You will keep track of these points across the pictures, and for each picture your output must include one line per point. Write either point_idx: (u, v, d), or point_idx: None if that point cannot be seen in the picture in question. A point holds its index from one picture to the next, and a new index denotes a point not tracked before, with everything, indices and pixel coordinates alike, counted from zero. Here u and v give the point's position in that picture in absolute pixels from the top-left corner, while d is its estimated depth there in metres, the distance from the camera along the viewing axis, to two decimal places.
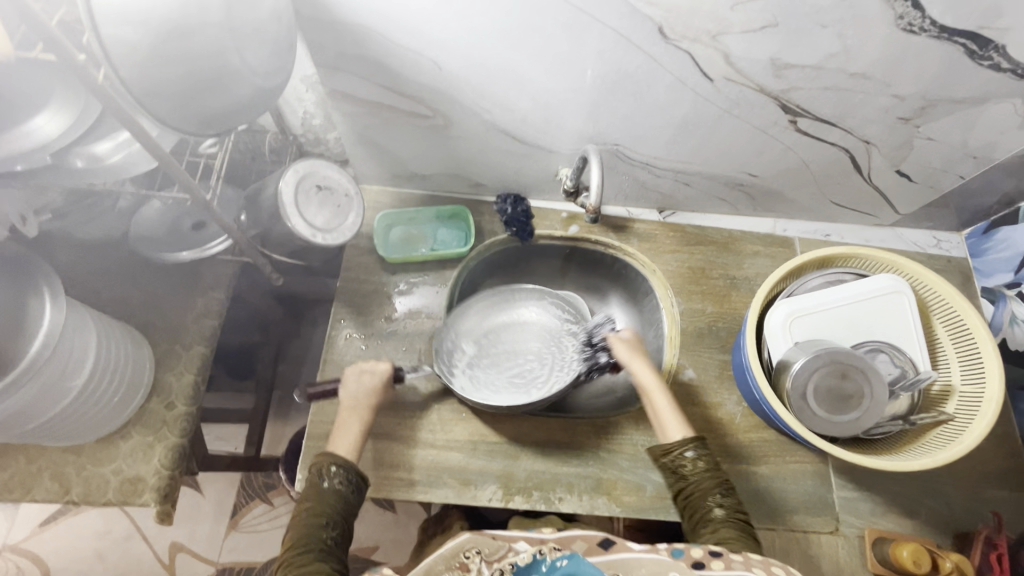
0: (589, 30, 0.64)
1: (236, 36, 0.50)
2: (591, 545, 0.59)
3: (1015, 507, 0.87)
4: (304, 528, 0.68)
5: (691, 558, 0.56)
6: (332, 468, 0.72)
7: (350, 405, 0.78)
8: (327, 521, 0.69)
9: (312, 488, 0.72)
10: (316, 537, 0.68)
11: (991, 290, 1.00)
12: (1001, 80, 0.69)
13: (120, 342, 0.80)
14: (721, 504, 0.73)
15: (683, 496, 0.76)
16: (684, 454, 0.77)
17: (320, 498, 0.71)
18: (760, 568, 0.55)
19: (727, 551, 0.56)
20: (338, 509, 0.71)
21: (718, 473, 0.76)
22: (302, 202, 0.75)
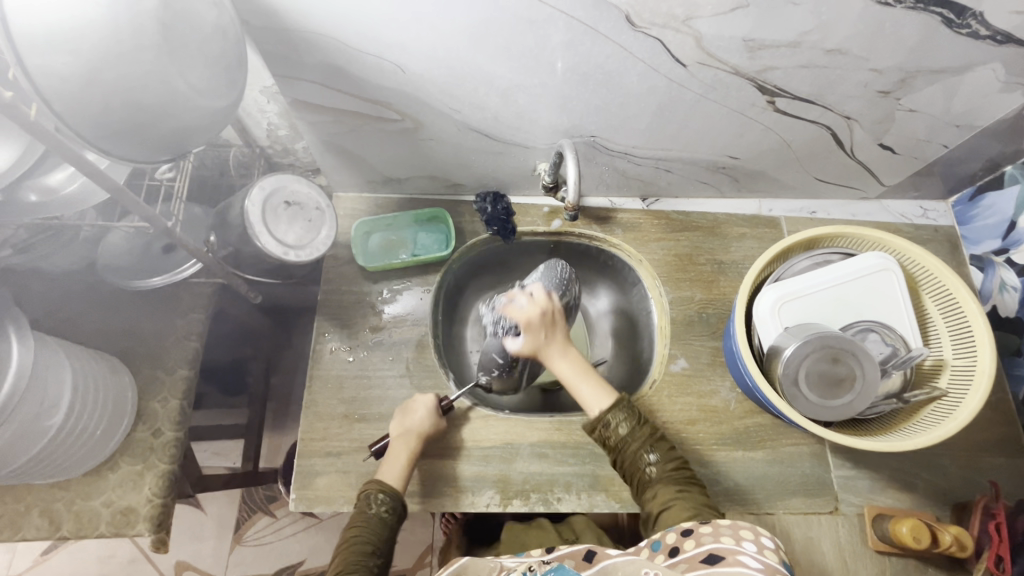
0: (554, 22, 0.61)
1: (177, 59, 0.48)
2: (578, 560, 0.60)
3: (1011, 473, 0.88)
4: (351, 554, 0.68)
5: (667, 546, 0.57)
6: (379, 496, 0.73)
7: (399, 437, 0.78)
8: (374, 548, 0.70)
9: (358, 515, 0.72)
10: (364, 564, 0.68)
11: (980, 257, 1.00)
12: (980, 48, 0.68)
13: (99, 374, 0.78)
14: (654, 462, 0.72)
15: (621, 461, 0.74)
16: (611, 419, 0.74)
17: (367, 526, 0.71)
18: (730, 537, 0.54)
19: (699, 525, 0.56)
20: (383, 535, 0.72)
21: (646, 427, 0.74)
22: (270, 220, 0.73)
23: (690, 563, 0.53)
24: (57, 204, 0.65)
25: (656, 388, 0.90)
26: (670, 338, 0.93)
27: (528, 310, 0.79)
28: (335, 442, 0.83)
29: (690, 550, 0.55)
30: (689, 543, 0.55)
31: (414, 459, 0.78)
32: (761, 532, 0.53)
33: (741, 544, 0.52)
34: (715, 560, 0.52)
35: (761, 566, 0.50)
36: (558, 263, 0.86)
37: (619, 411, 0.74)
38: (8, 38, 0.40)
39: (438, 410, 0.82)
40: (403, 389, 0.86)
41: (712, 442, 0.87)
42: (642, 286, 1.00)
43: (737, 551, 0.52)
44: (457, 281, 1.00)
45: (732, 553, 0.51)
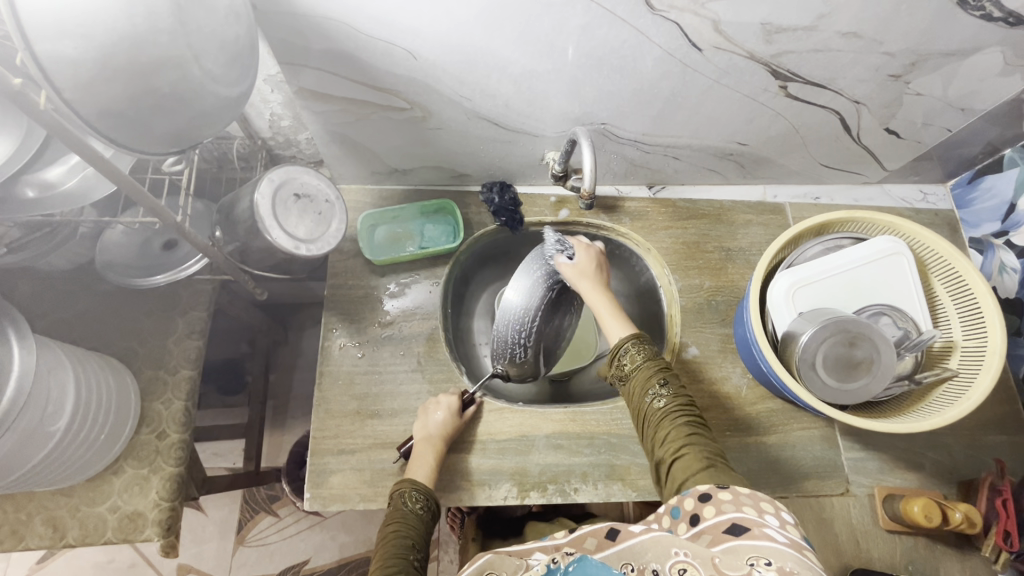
0: (572, 5, 0.60)
1: (193, 42, 0.46)
2: (600, 539, 0.56)
3: (1013, 451, 0.90)
4: (395, 547, 0.66)
5: (687, 514, 0.57)
6: (412, 492, 0.72)
7: (425, 438, 0.78)
8: (415, 542, 0.68)
9: (395, 513, 0.71)
10: (405, 556, 0.65)
11: (979, 240, 1.02)
12: (991, 31, 0.68)
13: (101, 376, 0.75)
14: (663, 398, 0.70)
15: (630, 398, 0.73)
16: (624, 352, 0.75)
17: (406, 521, 0.70)
18: (752, 508, 0.53)
19: (717, 492, 0.56)
20: (421, 531, 0.70)
21: (657, 359, 0.73)
22: (280, 213, 0.70)
23: (714, 533, 0.53)
24: (56, 201, 0.62)
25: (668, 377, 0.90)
26: (680, 326, 0.93)
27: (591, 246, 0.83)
28: (349, 439, 0.81)
29: (711, 518, 0.54)
30: (709, 511, 0.55)
31: (441, 460, 0.78)
32: (784, 504, 0.52)
33: (763, 516, 0.52)
34: (740, 532, 0.51)
35: (787, 539, 0.49)
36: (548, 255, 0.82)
37: (637, 342, 0.75)
38: (16, 22, 0.38)
39: (459, 411, 0.81)
40: (415, 384, 0.85)
41: (725, 429, 0.87)
42: (650, 275, 1.00)
43: (762, 524, 0.51)
44: (464, 273, 0.98)
45: (758, 525, 0.51)
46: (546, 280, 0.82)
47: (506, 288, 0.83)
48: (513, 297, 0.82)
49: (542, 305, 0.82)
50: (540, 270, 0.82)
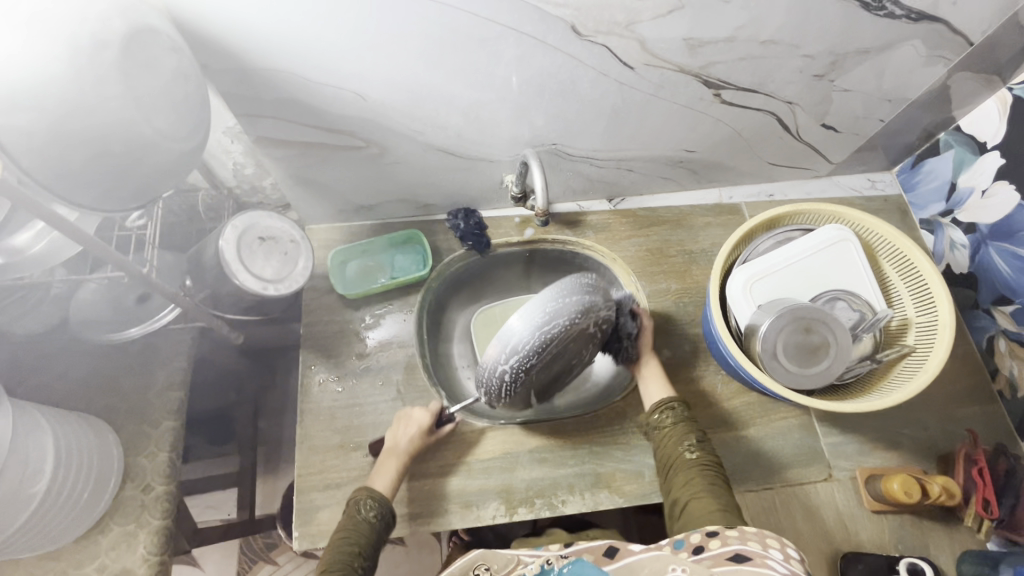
0: (504, 38, 0.64)
1: (143, 105, 0.49)
2: (597, 556, 0.56)
3: (986, 421, 0.92)
4: (339, 552, 0.67)
5: (690, 546, 0.54)
6: (368, 501, 0.73)
7: (393, 449, 0.79)
8: (361, 549, 0.69)
9: (349, 519, 0.72)
10: (349, 562, 0.67)
11: (928, 221, 1.06)
12: (898, 27, 0.73)
13: (79, 434, 0.75)
14: (694, 451, 0.73)
15: (660, 447, 0.76)
16: (664, 403, 0.79)
17: (355, 528, 0.71)
18: (757, 541, 0.52)
19: (725, 528, 0.54)
20: (370, 539, 0.70)
21: (692, 422, 0.77)
22: (246, 256, 0.73)
23: (716, 560, 0.51)
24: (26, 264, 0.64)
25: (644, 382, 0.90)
26: (652, 330, 0.94)
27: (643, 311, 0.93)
28: (334, 473, 0.82)
29: (714, 549, 0.53)
30: (715, 543, 0.53)
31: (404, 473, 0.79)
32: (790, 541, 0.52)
33: (769, 549, 0.51)
34: (742, 559, 0.50)
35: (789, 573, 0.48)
36: (576, 283, 0.74)
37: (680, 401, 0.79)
38: None
39: (428, 432, 0.82)
40: (396, 412, 0.86)
41: (705, 426, 0.89)
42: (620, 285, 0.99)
43: (764, 556, 0.50)
44: (437, 298, 0.97)
45: (761, 557, 0.50)
46: (557, 321, 0.72)
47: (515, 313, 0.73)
48: (517, 324, 0.72)
49: (544, 344, 0.73)
50: (557, 305, 0.72)
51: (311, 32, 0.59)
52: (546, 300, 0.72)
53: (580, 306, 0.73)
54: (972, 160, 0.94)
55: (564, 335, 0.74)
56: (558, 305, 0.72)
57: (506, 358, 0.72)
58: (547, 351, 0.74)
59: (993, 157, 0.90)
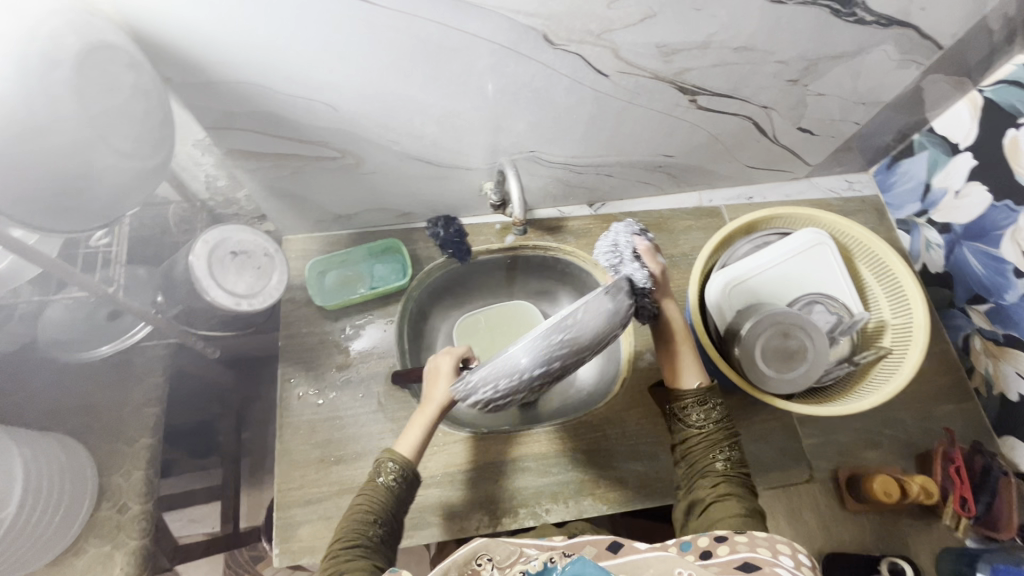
0: (476, 48, 0.63)
1: (98, 124, 0.47)
2: (600, 549, 0.52)
3: (964, 419, 0.93)
4: (355, 521, 0.65)
5: (698, 549, 0.52)
6: (389, 464, 0.69)
7: (428, 400, 0.73)
8: (376, 517, 0.66)
9: (369, 483, 0.69)
10: (365, 530, 0.64)
11: (905, 221, 1.07)
12: (870, 32, 0.74)
13: (50, 456, 0.74)
14: (726, 458, 0.67)
15: (686, 443, 0.69)
16: (699, 404, 0.70)
17: (373, 494, 0.67)
18: (767, 549, 0.50)
19: (733, 534, 0.52)
20: (389, 503, 0.67)
21: (729, 424, 0.69)
22: (218, 271, 0.72)
23: (724, 567, 0.49)
24: None
25: (627, 389, 0.90)
26: (634, 335, 0.92)
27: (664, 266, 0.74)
28: (315, 488, 0.81)
29: (723, 557, 0.50)
30: (723, 549, 0.51)
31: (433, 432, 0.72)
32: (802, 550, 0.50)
33: (778, 557, 0.49)
34: (750, 569, 0.48)
35: None
36: (608, 307, 0.56)
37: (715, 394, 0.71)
38: None
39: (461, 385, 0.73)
40: (377, 424, 0.85)
41: None
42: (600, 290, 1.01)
43: (774, 564, 0.48)
44: (420, 307, 0.98)
45: (771, 566, 0.48)
46: (575, 357, 0.56)
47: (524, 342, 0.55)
48: (525, 355, 0.55)
49: (550, 379, 0.57)
50: (581, 340, 0.55)
51: (279, 45, 0.58)
52: (568, 335, 0.55)
53: (606, 340, 0.57)
54: (946, 161, 0.95)
55: (582, 361, 0.57)
56: (580, 342, 0.55)
57: (501, 392, 0.56)
58: (552, 384, 0.59)
59: (965, 157, 0.91)
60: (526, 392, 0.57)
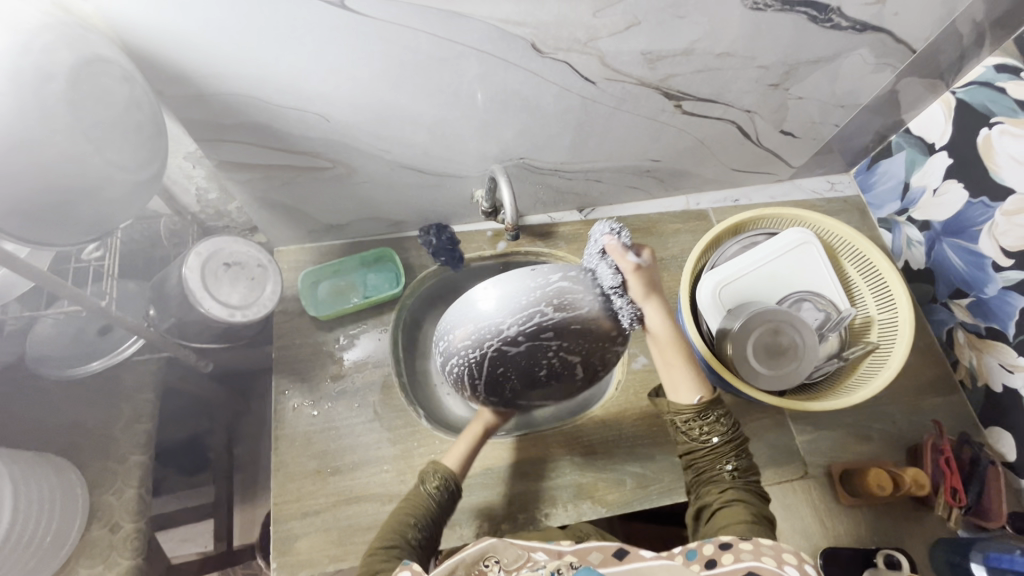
0: (466, 57, 0.65)
1: (93, 138, 0.48)
2: (606, 555, 0.51)
3: (951, 411, 0.95)
4: (395, 522, 0.67)
5: (704, 557, 0.52)
6: (432, 472, 0.73)
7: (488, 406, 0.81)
8: (416, 521, 0.67)
9: (412, 491, 0.72)
10: (403, 534, 0.66)
11: (886, 220, 1.10)
12: (845, 37, 0.76)
13: (39, 476, 0.72)
14: (733, 467, 0.66)
15: (693, 453, 0.69)
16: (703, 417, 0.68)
17: (416, 499, 0.70)
18: (771, 559, 0.51)
19: (738, 542, 0.53)
20: (429, 511, 0.69)
21: (737, 433, 0.68)
22: (211, 283, 0.72)
23: None
24: None
25: (621, 391, 0.91)
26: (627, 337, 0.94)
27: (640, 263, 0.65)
28: (312, 500, 0.80)
29: (728, 565, 0.51)
30: (727, 557, 0.51)
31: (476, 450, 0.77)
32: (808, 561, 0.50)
33: (782, 568, 0.50)
34: None
35: None
36: (571, 278, 0.62)
37: (716, 412, 0.68)
38: None
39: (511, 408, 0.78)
40: (373, 433, 0.85)
41: None
42: None
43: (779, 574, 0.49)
44: (414, 315, 0.98)
45: None
46: (536, 311, 0.59)
47: (490, 289, 0.62)
48: (492, 303, 0.60)
49: (514, 335, 0.59)
50: (539, 292, 0.60)
51: (271, 56, 0.59)
52: (530, 287, 0.60)
53: (568, 303, 0.60)
54: (923, 160, 0.98)
55: (545, 333, 0.60)
56: (540, 296, 0.60)
57: (466, 342, 0.61)
58: (519, 340, 0.59)
59: (941, 157, 0.94)
60: (490, 347, 0.61)
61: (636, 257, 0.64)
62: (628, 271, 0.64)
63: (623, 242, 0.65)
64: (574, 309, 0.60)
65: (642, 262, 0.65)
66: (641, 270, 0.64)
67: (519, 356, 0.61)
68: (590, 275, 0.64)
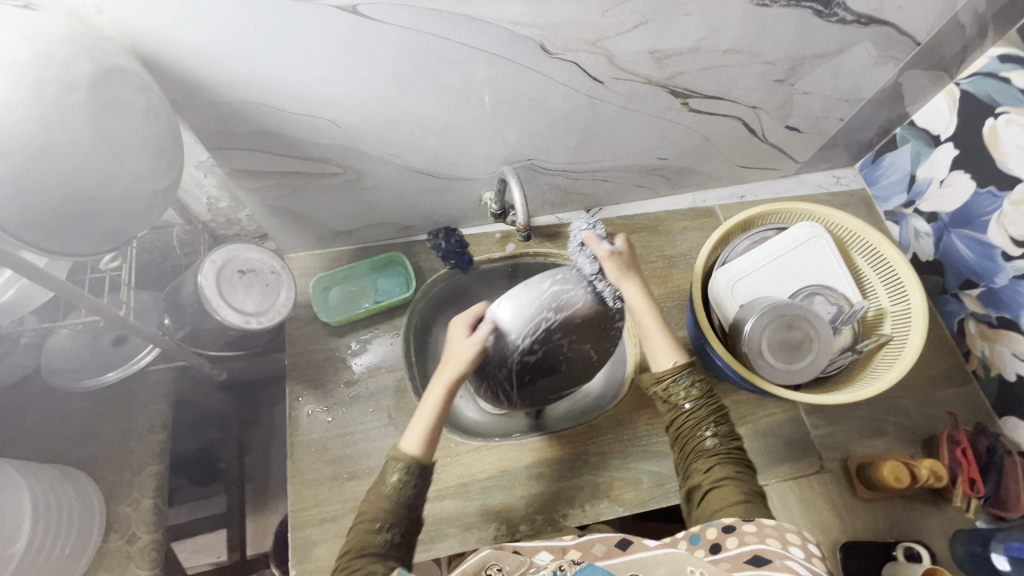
0: (475, 60, 0.65)
1: (113, 148, 0.48)
2: (609, 546, 0.51)
3: (965, 403, 0.95)
4: (360, 531, 0.59)
5: (707, 542, 0.50)
6: (396, 463, 0.63)
7: (452, 355, 0.68)
8: (383, 523, 0.59)
9: (375, 489, 0.63)
10: (370, 541, 0.58)
11: (893, 213, 1.10)
12: (850, 31, 0.77)
13: (56, 488, 0.72)
14: (716, 437, 0.64)
15: (675, 427, 0.66)
16: (678, 381, 0.66)
17: (380, 500, 0.61)
18: (776, 539, 0.48)
19: (741, 523, 0.50)
20: (398, 508, 0.60)
21: (713, 398, 0.66)
22: (226, 290, 0.72)
23: (734, 563, 0.47)
24: None
25: (635, 389, 0.90)
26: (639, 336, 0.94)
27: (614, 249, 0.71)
28: (329, 506, 0.80)
29: (733, 550, 0.48)
30: (732, 541, 0.49)
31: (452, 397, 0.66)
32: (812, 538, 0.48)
33: (788, 548, 0.47)
34: (760, 563, 0.46)
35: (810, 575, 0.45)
36: (561, 278, 0.70)
37: (695, 372, 0.67)
38: None
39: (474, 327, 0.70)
40: (388, 438, 0.84)
41: None
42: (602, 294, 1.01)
43: (783, 556, 0.46)
44: (424, 321, 0.98)
45: (781, 559, 0.46)
46: (543, 319, 0.68)
47: (498, 313, 0.70)
48: (504, 324, 0.69)
49: (531, 346, 0.68)
50: (541, 303, 0.68)
51: (283, 62, 0.59)
52: (530, 300, 0.68)
53: (565, 302, 0.68)
54: (928, 152, 0.98)
55: (556, 334, 0.69)
56: (541, 304, 0.68)
57: (494, 363, 0.71)
58: (535, 349, 0.69)
59: (947, 148, 0.94)
60: (514, 360, 0.70)
61: (609, 244, 0.71)
62: (603, 258, 0.70)
63: (598, 234, 0.73)
64: (572, 306, 0.68)
65: (615, 250, 0.71)
66: (613, 256, 0.70)
67: (540, 360, 0.70)
68: (573, 271, 0.72)
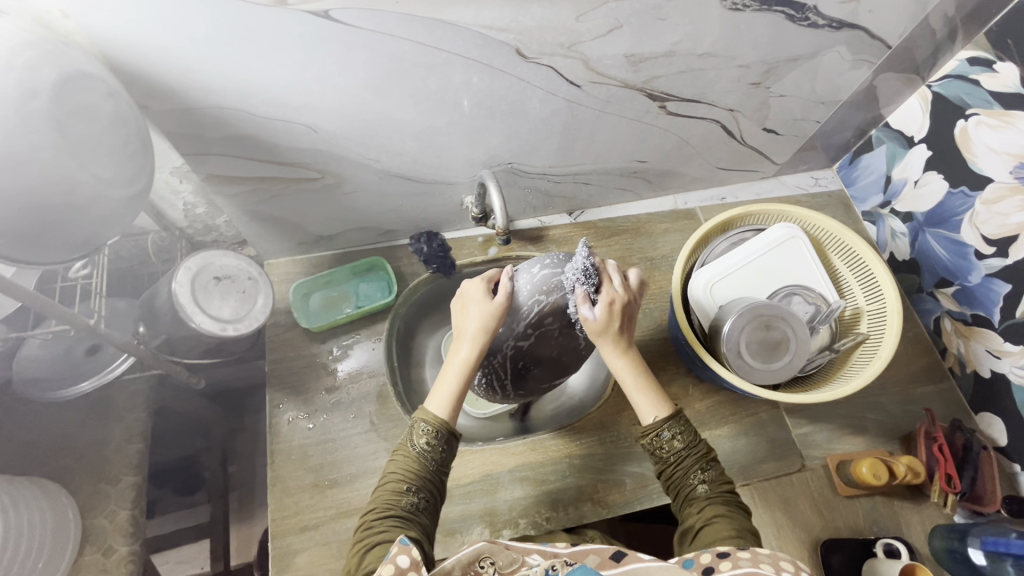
0: (451, 64, 0.65)
1: (78, 154, 0.47)
2: (603, 558, 0.49)
3: (942, 400, 0.97)
4: (386, 493, 0.59)
5: (701, 566, 0.49)
6: (421, 426, 0.63)
7: (464, 334, 0.66)
8: (408, 486, 0.60)
9: (403, 451, 0.63)
10: (395, 502, 0.58)
11: (870, 213, 1.12)
12: (824, 35, 0.78)
13: (30, 500, 0.71)
14: (707, 482, 0.64)
15: (665, 478, 0.67)
16: (660, 436, 0.66)
17: (409, 461, 0.62)
18: (771, 565, 0.48)
19: (735, 549, 0.50)
20: (424, 472, 0.61)
21: (699, 443, 0.67)
22: (202, 297, 0.71)
23: None
24: None
25: (618, 391, 0.91)
26: None
27: (599, 314, 0.63)
28: (310, 514, 0.79)
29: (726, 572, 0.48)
30: (726, 564, 0.48)
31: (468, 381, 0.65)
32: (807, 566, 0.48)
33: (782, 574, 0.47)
34: None
35: None
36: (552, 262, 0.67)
37: (678, 423, 0.67)
38: None
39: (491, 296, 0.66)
40: (371, 444, 0.84)
41: None
42: None
43: None
44: (408, 325, 0.98)
45: None
46: (532, 306, 0.65)
47: None
48: None
49: (521, 333, 0.67)
50: (531, 290, 0.65)
51: (256, 66, 0.58)
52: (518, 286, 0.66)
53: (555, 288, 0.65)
54: (903, 154, 1.00)
55: (547, 321, 0.66)
56: (529, 292, 0.65)
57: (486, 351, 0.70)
58: (527, 337, 0.67)
59: (920, 149, 0.96)
60: (507, 347, 0.68)
61: (592, 312, 0.63)
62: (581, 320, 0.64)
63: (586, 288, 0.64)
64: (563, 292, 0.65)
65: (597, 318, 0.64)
66: (593, 325, 0.64)
67: (534, 346, 0.68)
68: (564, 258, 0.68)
